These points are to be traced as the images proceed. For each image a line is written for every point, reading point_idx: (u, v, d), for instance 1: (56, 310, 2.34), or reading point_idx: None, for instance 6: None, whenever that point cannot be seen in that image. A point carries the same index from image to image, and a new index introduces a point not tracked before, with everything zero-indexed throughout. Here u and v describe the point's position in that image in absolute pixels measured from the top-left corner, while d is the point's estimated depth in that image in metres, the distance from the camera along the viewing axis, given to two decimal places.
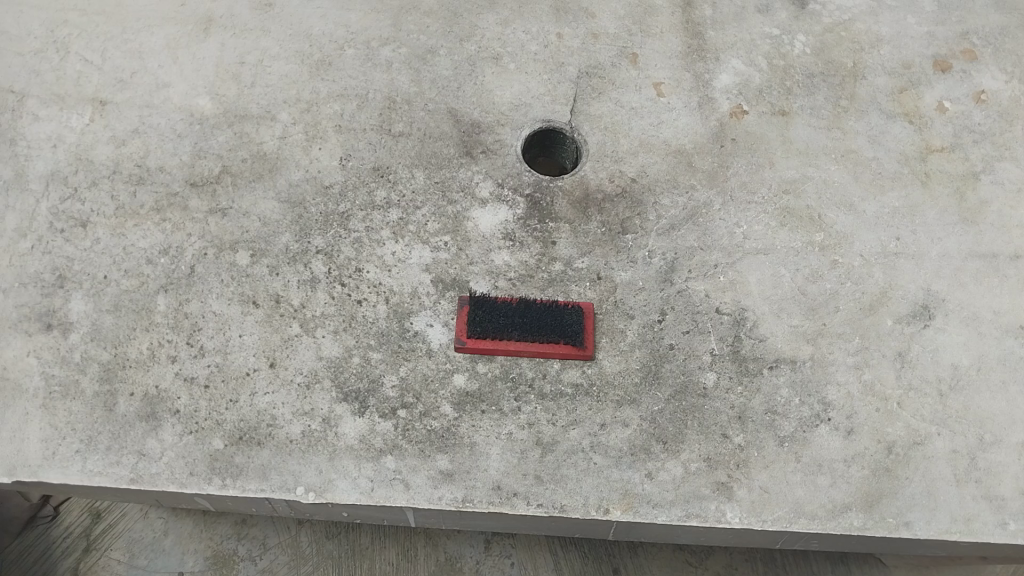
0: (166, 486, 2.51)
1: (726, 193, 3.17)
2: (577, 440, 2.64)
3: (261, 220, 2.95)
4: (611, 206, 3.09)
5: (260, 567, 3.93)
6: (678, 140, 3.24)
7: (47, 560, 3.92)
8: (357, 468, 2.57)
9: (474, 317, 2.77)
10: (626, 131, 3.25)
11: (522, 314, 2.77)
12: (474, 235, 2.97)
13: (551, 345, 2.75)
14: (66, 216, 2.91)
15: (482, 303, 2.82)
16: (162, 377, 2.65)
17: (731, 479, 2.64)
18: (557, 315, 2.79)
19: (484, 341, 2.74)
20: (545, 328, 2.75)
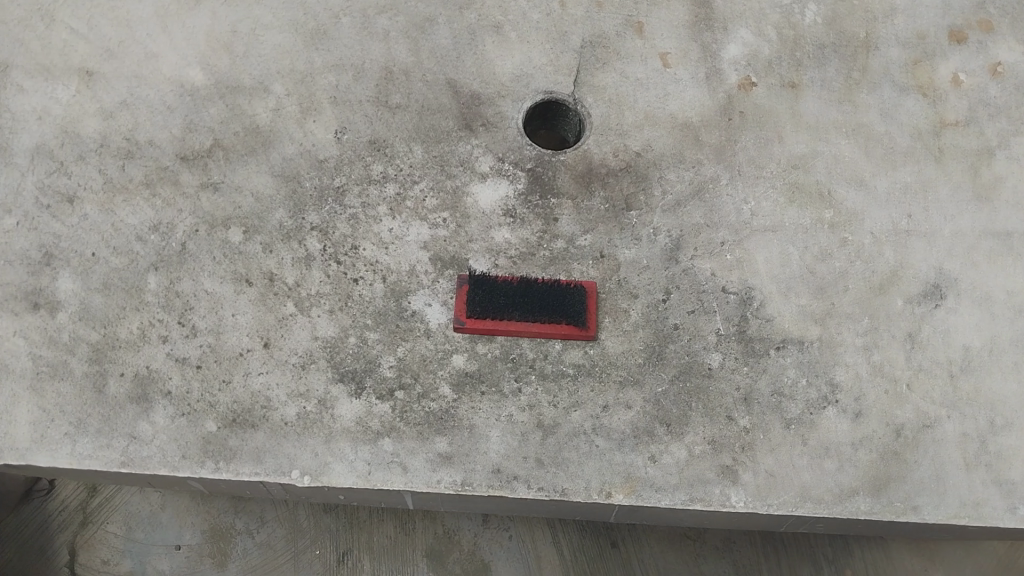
0: (158, 469, 2.45)
1: (734, 168, 3.08)
2: (579, 422, 2.58)
3: (254, 196, 2.86)
4: (616, 181, 3.00)
5: (257, 541, 3.90)
6: (684, 113, 3.14)
7: (44, 535, 3.88)
8: (354, 451, 2.51)
9: (473, 297, 2.70)
10: (631, 103, 3.14)
11: (523, 294, 2.69)
12: (474, 212, 2.89)
13: (553, 325, 2.67)
14: (52, 191, 2.83)
15: (482, 282, 2.74)
16: (153, 358, 2.58)
17: (736, 463, 2.58)
18: (559, 294, 2.71)
19: (484, 321, 2.67)
20: (547, 308, 2.68)
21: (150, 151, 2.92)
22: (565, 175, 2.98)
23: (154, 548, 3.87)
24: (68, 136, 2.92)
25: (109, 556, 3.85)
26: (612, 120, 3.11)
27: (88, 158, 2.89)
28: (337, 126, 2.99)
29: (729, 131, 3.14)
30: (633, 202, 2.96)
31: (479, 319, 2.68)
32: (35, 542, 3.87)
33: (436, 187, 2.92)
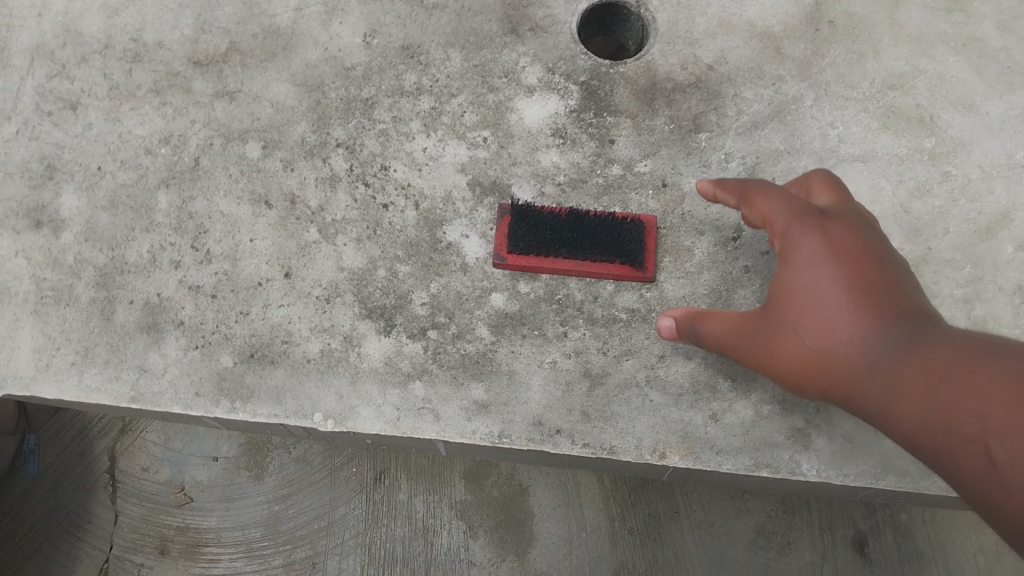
0: (170, 406, 2.25)
1: (821, 86, 2.65)
2: (631, 373, 2.31)
3: (273, 107, 2.55)
4: (682, 99, 2.61)
5: (295, 456, 3.54)
6: (765, 20, 2.70)
7: (80, 440, 3.57)
8: (382, 395, 2.27)
9: (515, 231, 2.36)
10: (704, 7, 2.71)
11: (573, 228, 2.34)
12: (520, 131, 2.54)
13: (605, 265, 2.35)
14: (54, 97, 2.55)
15: (524, 212, 2.40)
16: (164, 285, 2.35)
17: (809, 426, 2.29)
18: (614, 230, 2.36)
19: (526, 259, 2.37)
20: (600, 246, 2.33)
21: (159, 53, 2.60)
22: (624, 89, 2.60)
23: (192, 459, 3.55)
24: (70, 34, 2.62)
25: (147, 465, 3.54)
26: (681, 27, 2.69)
27: (92, 61, 2.59)
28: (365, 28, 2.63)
29: (817, 42, 2.69)
30: (702, 123, 2.58)
31: (521, 256, 2.38)
32: (72, 450, 3.56)
33: (477, 101, 2.57)
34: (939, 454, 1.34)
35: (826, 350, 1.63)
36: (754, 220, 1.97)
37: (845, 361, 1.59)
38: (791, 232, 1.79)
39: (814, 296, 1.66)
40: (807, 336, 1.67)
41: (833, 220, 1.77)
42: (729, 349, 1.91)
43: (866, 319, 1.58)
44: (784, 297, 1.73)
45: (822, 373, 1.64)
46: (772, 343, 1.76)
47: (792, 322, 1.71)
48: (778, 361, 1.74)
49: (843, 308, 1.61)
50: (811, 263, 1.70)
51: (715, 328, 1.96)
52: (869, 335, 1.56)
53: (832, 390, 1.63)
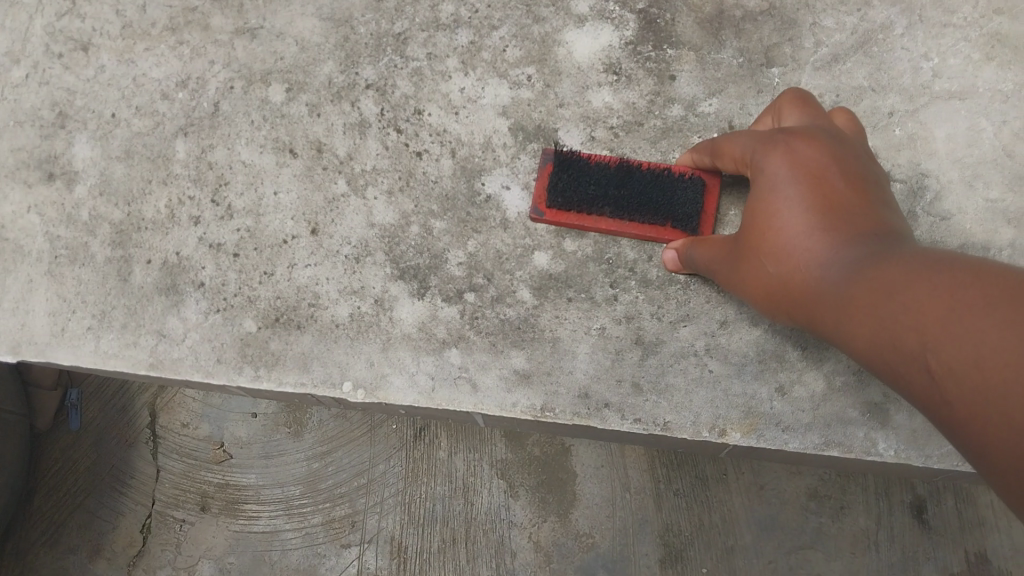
0: (191, 375, 2.13)
1: (917, 10, 2.29)
2: (689, 341, 2.09)
3: (297, 44, 2.32)
4: (754, 28, 2.28)
5: (334, 413, 3.45)
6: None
7: (123, 394, 3.51)
8: (415, 363, 2.11)
9: (555, 183, 2.10)
10: None
11: (620, 184, 2.07)
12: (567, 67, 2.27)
13: (655, 227, 2.10)
14: (63, 36, 2.37)
15: (568, 162, 2.11)
16: (183, 243, 2.20)
17: (888, 401, 2.05)
18: (667, 188, 2.07)
19: (567, 215, 2.13)
20: (649, 206, 2.05)
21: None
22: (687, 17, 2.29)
23: (232, 415, 3.48)
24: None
25: (188, 420, 3.48)
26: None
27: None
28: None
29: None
30: (775, 56, 2.27)
31: (562, 212, 2.13)
32: (114, 403, 3.50)
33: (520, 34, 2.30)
34: (909, 386, 1.29)
35: (790, 274, 1.62)
36: (731, 165, 1.93)
37: (801, 281, 1.60)
38: (769, 162, 1.73)
39: (782, 229, 1.64)
40: (774, 264, 1.66)
41: (796, 132, 1.74)
42: (708, 271, 1.91)
43: (826, 232, 1.57)
44: (755, 232, 1.72)
45: (777, 298, 1.68)
46: (748, 271, 1.75)
47: (761, 249, 1.71)
48: (742, 283, 1.78)
49: (797, 228, 1.61)
50: (781, 191, 1.67)
51: (709, 259, 1.89)
52: (840, 255, 1.52)
53: (796, 310, 1.63)
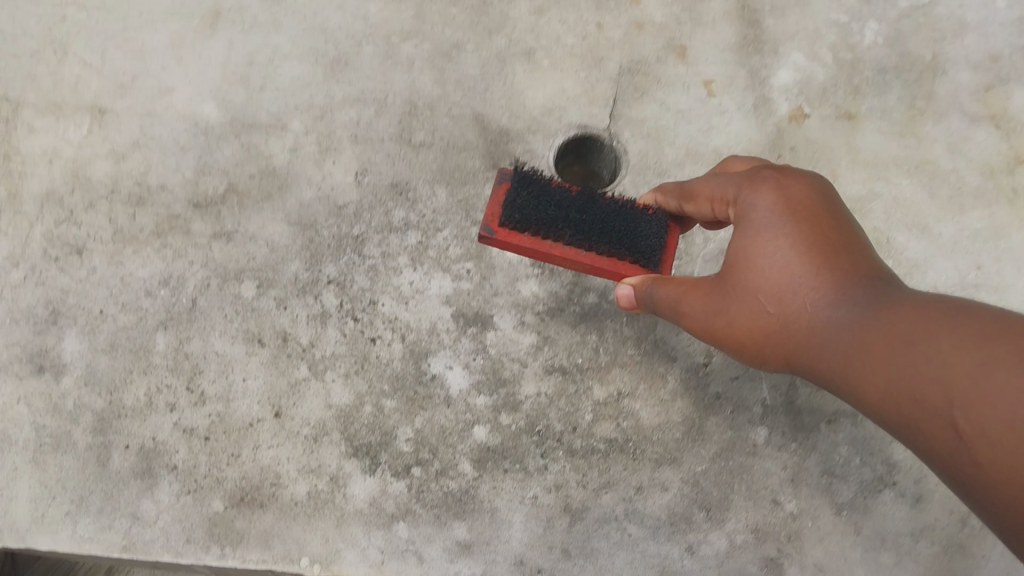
0: (160, 555, 2.34)
1: None
2: (610, 506, 2.41)
3: (268, 245, 2.70)
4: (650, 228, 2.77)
5: None
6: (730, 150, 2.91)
7: None
8: (366, 537, 2.37)
9: (514, 200, 2.19)
10: (672, 138, 2.91)
11: (581, 211, 2.21)
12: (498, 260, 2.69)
13: (613, 264, 2.20)
14: (61, 242, 2.71)
15: (529, 180, 2.24)
16: (158, 428, 2.46)
17: (781, 555, 2.41)
18: (629, 219, 2.22)
19: (519, 237, 2.19)
20: (610, 236, 2.18)
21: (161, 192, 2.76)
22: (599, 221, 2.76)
23: None
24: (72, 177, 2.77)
25: None
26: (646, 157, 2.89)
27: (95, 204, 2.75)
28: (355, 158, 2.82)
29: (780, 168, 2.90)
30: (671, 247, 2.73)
31: (516, 233, 2.20)
32: None
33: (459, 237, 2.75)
34: (926, 424, 1.47)
35: (789, 300, 1.82)
36: (705, 207, 2.12)
37: (807, 322, 1.79)
38: (760, 207, 1.91)
39: (776, 263, 1.84)
40: (772, 301, 1.84)
41: (781, 173, 1.98)
42: (680, 320, 2.00)
43: (826, 271, 1.80)
44: (749, 275, 1.88)
45: (775, 330, 1.85)
46: (735, 319, 1.90)
47: (758, 286, 1.86)
48: (728, 321, 1.92)
49: (795, 265, 1.82)
50: (774, 233, 1.86)
51: (689, 322, 1.99)
52: (843, 302, 1.74)
53: (795, 351, 1.83)
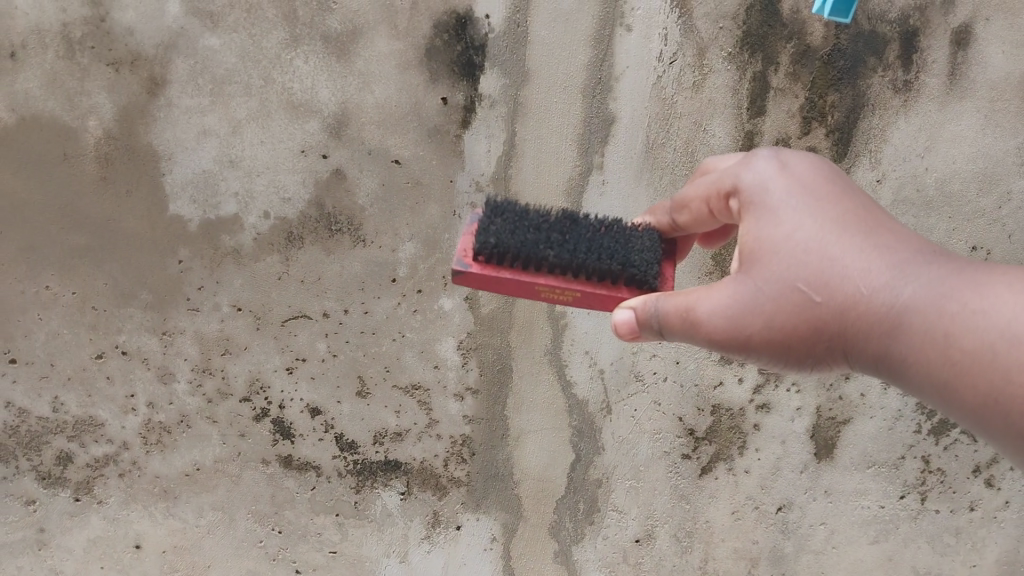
0: None
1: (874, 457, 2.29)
2: None
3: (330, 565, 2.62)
4: (737, 556, 2.34)
5: None
6: (858, 480, 2.29)
7: None
8: None
9: (485, 224, 1.35)
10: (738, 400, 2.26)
11: (562, 232, 1.37)
12: (615, 534, 2.35)
13: (606, 286, 1.33)
14: None
15: (501, 210, 1.43)
16: None
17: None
18: (623, 237, 1.38)
19: (494, 267, 1.33)
20: (601, 251, 1.33)
21: (241, 491, 2.31)
22: (666, 531, 2.33)
23: None
24: (107, 545, 2.33)
25: None
26: (749, 473, 2.30)
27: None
28: (371, 435, 2.28)
29: (933, 529, 2.31)
30: (761, 540, 2.33)
31: (489, 264, 1.34)
32: None
33: (605, 542, 2.35)
34: (1015, 434, 0.85)
35: (834, 282, 1.03)
36: (699, 206, 1.28)
37: (869, 308, 1.00)
38: (769, 179, 1.14)
39: (801, 233, 1.07)
40: (814, 290, 1.04)
41: (776, 145, 1.21)
42: (698, 333, 1.11)
43: (871, 245, 1.04)
44: (764, 261, 1.09)
45: (824, 327, 1.04)
46: (773, 305, 1.06)
47: (783, 276, 1.06)
48: (769, 326, 1.07)
49: (830, 232, 1.06)
50: (797, 205, 1.10)
51: (714, 319, 1.09)
52: (901, 271, 0.99)
53: (852, 340, 1.03)
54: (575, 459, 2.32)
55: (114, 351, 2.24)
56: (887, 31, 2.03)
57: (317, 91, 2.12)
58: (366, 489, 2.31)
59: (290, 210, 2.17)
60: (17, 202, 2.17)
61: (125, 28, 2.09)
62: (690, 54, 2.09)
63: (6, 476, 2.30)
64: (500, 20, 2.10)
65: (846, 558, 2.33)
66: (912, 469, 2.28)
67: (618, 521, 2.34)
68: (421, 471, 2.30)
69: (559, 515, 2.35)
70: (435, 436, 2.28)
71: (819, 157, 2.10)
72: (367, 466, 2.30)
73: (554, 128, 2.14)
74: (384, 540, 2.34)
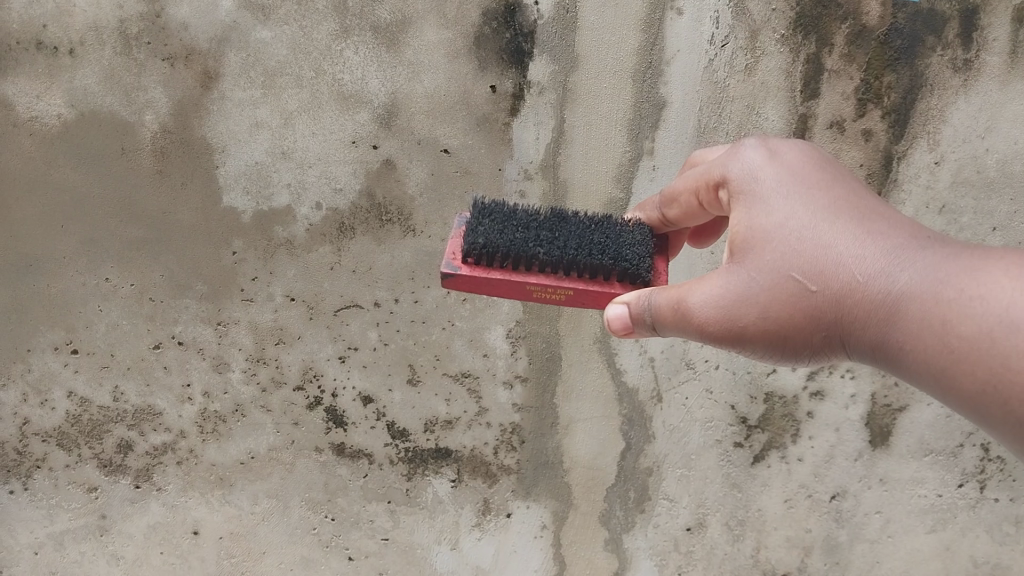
0: None
1: (934, 446, 2.24)
2: None
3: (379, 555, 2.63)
4: (790, 546, 2.30)
5: None
6: (915, 468, 2.25)
7: None
8: None
9: (474, 226, 1.39)
10: (791, 386, 2.24)
11: (550, 231, 1.40)
12: (666, 522, 2.33)
13: (598, 282, 1.36)
14: None
15: (489, 211, 1.46)
16: None
17: None
18: (611, 233, 1.41)
19: (484, 270, 1.36)
20: (591, 248, 1.36)
21: (295, 479, 2.34)
22: (717, 519, 2.31)
23: None
24: (166, 531, 2.38)
25: None
26: (802, 461, 2.27)
27: (230, 562, 2.38)
28: (421, 423, 2.30)
29: (993, 518, 2.25)
30: (815, 528, 2.29)
31: (479, 266, 1.37)
32: None
33: (656, 530, 2.34)
34: (1013, 423, 0.81)
35: (829, 270, 1.03)
36: (688, 199, 1.31)
37: (866, 295, 0.99)
38: (757, 170, 1.16)
39: (793, 222, 1.08)
40: (808, 280, 1.04)
41: (767, 138, 1.23)
42: (690, 324, 1.12)
43: (864, 233, 1.03)
44: (756, 252, 1.10)
45: (821, 317, 1.03)
46: (767, 294, 1.06)
47: (776, 266, 1.07)
48: (762, 316, 1.06)
49: (823, 221, 1.07)
50: (787, 194, 1.12)
51: (706, 309, 1.10)
52: (896, 259, 0.98)
53: (850, 330, 1.01)
54: (625, 447, 2.32)
55: (170, 342, 2.29)
56: (946, 8, 1.98)
57: (367, 82, 2.14)
58: (417, 476, 2.33)
59: (342, 201, 2.19)
60: (77, 195, 2.23)
61: (180, 23, 2.13)
62: (742, 36, 2.07)
63: (69, 464, 2.37)
64: (550, 7, 2.09)
65: (903, 547, 2.28)
66: (970, 457, 2.23)
67: (670, 509, 2.32)
68: (471, 459, 2.32)
69: (610, 503, 2.35)
70: (485, 424, 2.29)
71: (875, 140, 2.06)
72: (418, 454, 2.32)
73: (603, 115, 2.14)
74: (435, 527, 2.35)
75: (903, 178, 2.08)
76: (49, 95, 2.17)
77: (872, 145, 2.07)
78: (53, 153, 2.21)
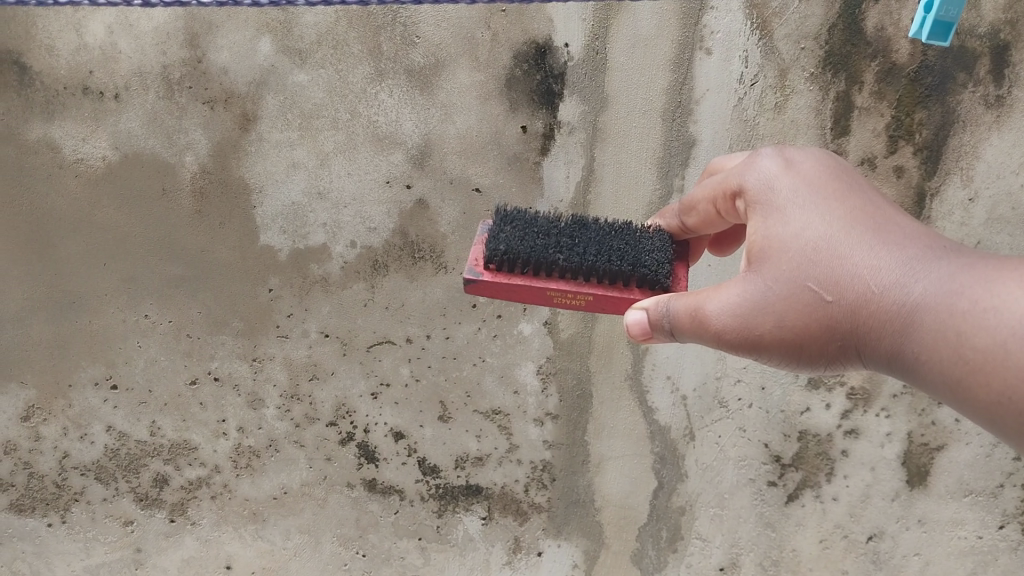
0: None
1: (974, 485, 2.18)
2: None
3: None
4: None
5: None
6: (954, 509, 2.19)
7: None
8: None
9: (496, 232, 1.40)
10: (824, 424, 2.21)
11: (571, 237, 1.41)
12: (699, 562, 2.31)
13: (618, 288, 1.37)
14: None
15: (511, 218, 1.46)
16: None
17: None
18: (631, 240, 1.41)
19: (506, 275, 1.37)
20: (610, 254, 1.36)
21: (327, 515, 2.36)
22: (751, 559, 2.28)
23: None
24: (201, 565, 2.41)
25: None
26: (837, 500, 2.23)
27: None
28: (452, 459, 2.31)
29: None
30: (852, 569, 2.25)
31: (501, 272, 1.38)
32: None
33: (688, 571, 2.31)
34: None
35: (844, 280, 1.02)
36: (706, 207, 1.31)
37: (880, 306, 0.98)
38: (774, 180, 1.15)
39: (809, 232, 1.07)
40: (824, 289, 1.03)
41: (783, 148, 1.21)
42: (707, 331, 1.11)
43: (880, 244, 1.02)
44: (773, 261, 1.08)
45: (836, 326, 1.02)
46: (783, 304, 1.05)
47: (793, 275, 1.06)
48: (779, 324, 1.06)
49: (838, 230, 1.06)
50: (804, 204, 1.10)
51: (722, 316, 1.09)
52: (913, 269, 0.97)
53: (866, 340, 1.01)
54: (657, 485, 2.30)
55: (206, 377, 2.33)
56: (977, 46, 1.98)
57: (401, 124, 2.18)
58: (448, 513, 2.33)
59: (376, 239, 2.23)
60: (118, 233, 2.29)
61: (221, 68, 2.19)
62: (772, 75, 2.08)
63: (106, 497, 2.41)
64: (580, 49, 2.12)
65: None
66: (1012, 497, 2.16)
67: (703, 548, 2.30)
68: (501, 496, 2.31)
69: (642, 542, 2.33)
70: (516, 461, 2.29)
71: (907, 176, 2.06)
72: (448, 491, 2.32)
73: (633, 153, 2.16)
74: (466, 564, 2.35)
75: (936, 215, 2.07)
76: (94, 138, 2.24)
77: (904, 181, 2.06)
78: (97, 194, 2.28)
